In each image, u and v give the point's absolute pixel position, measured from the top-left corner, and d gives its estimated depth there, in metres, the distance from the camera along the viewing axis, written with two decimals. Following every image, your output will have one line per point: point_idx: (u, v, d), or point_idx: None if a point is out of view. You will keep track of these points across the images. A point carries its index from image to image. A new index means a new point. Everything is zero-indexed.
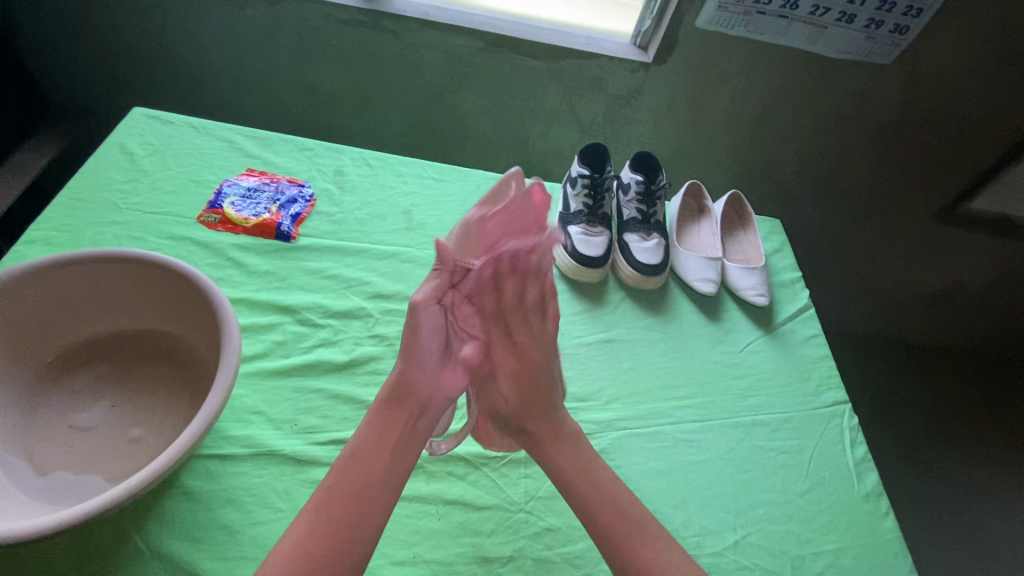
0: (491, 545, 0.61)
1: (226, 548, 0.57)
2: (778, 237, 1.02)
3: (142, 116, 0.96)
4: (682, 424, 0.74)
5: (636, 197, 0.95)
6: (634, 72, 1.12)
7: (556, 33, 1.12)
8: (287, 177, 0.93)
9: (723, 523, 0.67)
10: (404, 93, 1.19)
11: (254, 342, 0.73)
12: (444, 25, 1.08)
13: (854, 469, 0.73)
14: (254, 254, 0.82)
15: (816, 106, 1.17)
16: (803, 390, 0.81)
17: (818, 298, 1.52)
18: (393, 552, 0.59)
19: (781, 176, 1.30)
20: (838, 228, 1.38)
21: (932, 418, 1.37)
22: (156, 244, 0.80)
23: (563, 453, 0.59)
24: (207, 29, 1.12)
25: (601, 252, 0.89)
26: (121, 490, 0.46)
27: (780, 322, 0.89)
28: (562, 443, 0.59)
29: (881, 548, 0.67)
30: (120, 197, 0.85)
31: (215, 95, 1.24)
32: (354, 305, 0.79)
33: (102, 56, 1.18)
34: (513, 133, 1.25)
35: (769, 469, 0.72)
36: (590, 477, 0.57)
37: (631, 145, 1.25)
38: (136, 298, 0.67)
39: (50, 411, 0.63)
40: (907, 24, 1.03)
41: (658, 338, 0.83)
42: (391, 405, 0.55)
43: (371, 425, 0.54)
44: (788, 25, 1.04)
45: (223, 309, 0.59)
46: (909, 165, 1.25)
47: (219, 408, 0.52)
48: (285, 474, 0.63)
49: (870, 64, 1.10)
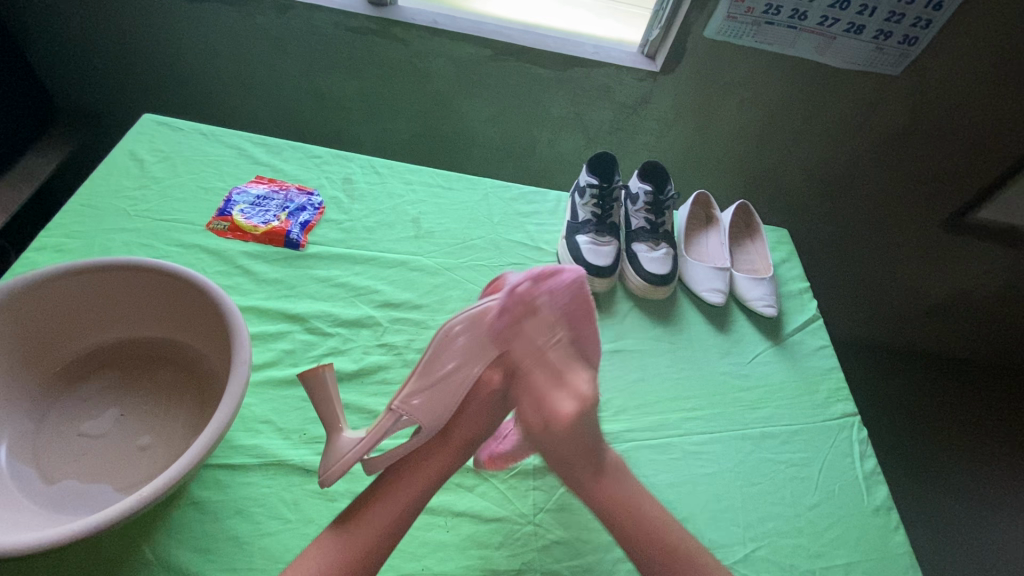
0: (499, 558, 0.61)
1: (234, 560, 0.57)
2: (785, 247, 1.02)
3: (152, 123, 0.97)
4: (691, 435, 0.74)
5: (645, 207, 0.95)
6: (642, 80, 1.12)
7: (564, 41, 1.12)
8: (295, 184, 0.93)
9: (733, 536, 0.67)
10: (412, 99, 1.19)
11: (263, 350, 0.73)
12: (453, 33, 1.08)
13: (864, 482, 0.73)
14: (264, 262, 0.82)
15: (825, 116, 1.17)
16: (812, 402, 0.80)
17: (824, 307, 1.52)
18: (402, 565, 0.59)
19: (788, 184, 1.30)
20: (844, 238, 1.38)
21: (939, 429, 1.37)
22: (166, 251, 0.80)
23: (609, 490, 0.58)
24: (217, 35, 1.12)
25: (668, 268, 0.90)
26: (131, 502, 0.46)
27: (789, 333, 0.89)
28: (609, 478, 0.59)
29: (892, 563, 0.67)
30: (129, 204, 0.85)
31: (223, 102, 1.24)
32: (362, 314, 0.79)
33: (110, 61, 1.18)
34: (521, 141, 1.25)
35: (779, 482, 0.72)
36: (629, 502, 0.58)
37: (637, 153, 1.25)
38: (147, 306, 0.67)
39: (59, 419, 0.63)
40: (916, 35, 1.03)
41: (666, 349, 0.83)
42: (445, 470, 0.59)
43: (421, 478, 0.57)
44: (797, 35, 1.04)
45: (234, 319, 0.59)
46: (917, 174, 1.25)
47: (228, 421, 0.52)
48: (294, 484, 0.63)
49: (878, 74, 1.10)
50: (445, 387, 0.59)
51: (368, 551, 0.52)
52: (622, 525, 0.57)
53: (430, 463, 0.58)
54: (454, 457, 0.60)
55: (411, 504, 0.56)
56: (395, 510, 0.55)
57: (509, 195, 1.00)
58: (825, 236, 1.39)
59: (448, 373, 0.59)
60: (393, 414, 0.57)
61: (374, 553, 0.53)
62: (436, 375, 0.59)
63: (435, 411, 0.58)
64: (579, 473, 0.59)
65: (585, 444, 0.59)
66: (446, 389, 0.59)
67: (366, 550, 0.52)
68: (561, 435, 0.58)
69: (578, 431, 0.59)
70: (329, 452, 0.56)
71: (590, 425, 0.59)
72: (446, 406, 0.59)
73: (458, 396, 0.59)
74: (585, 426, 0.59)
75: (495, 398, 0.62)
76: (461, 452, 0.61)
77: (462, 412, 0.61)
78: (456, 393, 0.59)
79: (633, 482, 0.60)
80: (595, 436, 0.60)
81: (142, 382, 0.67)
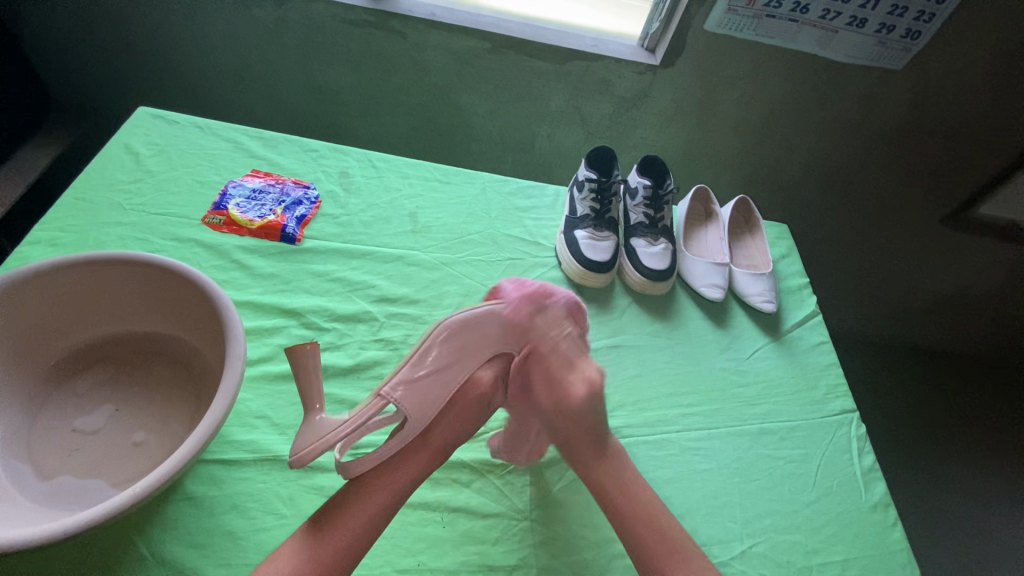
0: (495, 553, 0.61)
1: (229, 555, 0.57)
2: (785, 242, 1.02)
3: (147, 116, 0.96)
4: (689, 431, 0.74)
5: (643, 202, 0.94)
6: (642, 74, 1.11)
7: (563, 34, 1.11)
8: (292, 178, 0.93)
9: (730, 532, 0.66)
10: (411, 92, 1.18)
11: (259, 345, 0.72)
12: (451, 25, 1.07)
13: (862, 478, 0.73)
14: (259, 257, 0.81)
15: (826, 110, 1.16)
16: (811, 398, 0.80)
17: (824, 303, 1.51)
18: (397, 560, 0.59)
19: (788, 179, 1.29)
20: (845, 233, 1.37)
21: (938, 425, 1.36)
22: (161, 246, 0.80)
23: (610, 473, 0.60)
24: (213, 28, 1.11)
25: (666, 264, 0.89)
26: (122, 500, 0.46)
27: (788, 329, 0.88)
28: (606, 460, 0.61)
29: (888, 559, 0.67)
30: (124, 197, 0.84)
31: (219, 95, 1.23)
32: (359, 309, 0.78)
33: (106, 54, 1.17)
34: (520, 135, 1.24)
35: (777, 478, 0.72)
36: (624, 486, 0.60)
37: (636, 147, 1.24)
38: (140, 301, 0.67)
39: (54, 414, 0.63)
40: (919, 29, 1.02)
41: (664, 345, 0.83)
42: (428, 466, 0.59)
43: (402, 477, 0.57)
44: (799, 28, 1.03)
45: (228, 314, 0.58)
46: (918, 169, 1.24)
47: (224, 416, 0.51)
48: (290, 479, 0.63)
49: (880, 68, 1.09)
50: (433, 384, 0.58)
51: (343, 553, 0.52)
52: (616, 512, 0.59)
53: (409, 464, 0.57)
54: (436, 455, 0.59)
55: (389, 503, 0.56)
56: (371, 513, 0.54)
57: (508, 189, 0.99)
58: (826, 232, 1.38)
59: (440, 368, 0.59)
60: (380, 400, 0.56)
61: (348, 554, 0.52)
62: (423, 368, 0.58)
63: (426, 406, 0.58)
64: (583, 455, 0.61)
65: (592, 420, 0.61)
66: (434, 384, 0.58)
67: (340, 551, 0.52)
68: (571, 410, 0.60)
69: (588, 414, 0.60)
70: (304, 434, 0.54)
71: (600, 406, 0.61)
72: (433, 399, 0.58)
73: (444, 396, 0.59)
74: (594, 411, 0.61)
75: (478, 401, 0.61)
76: (440, 454, 0.60)
77: (445, 412, 0.60)
78: (446, 384, 0.59)
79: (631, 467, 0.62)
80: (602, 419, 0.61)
81: (137, 377, 0.67)
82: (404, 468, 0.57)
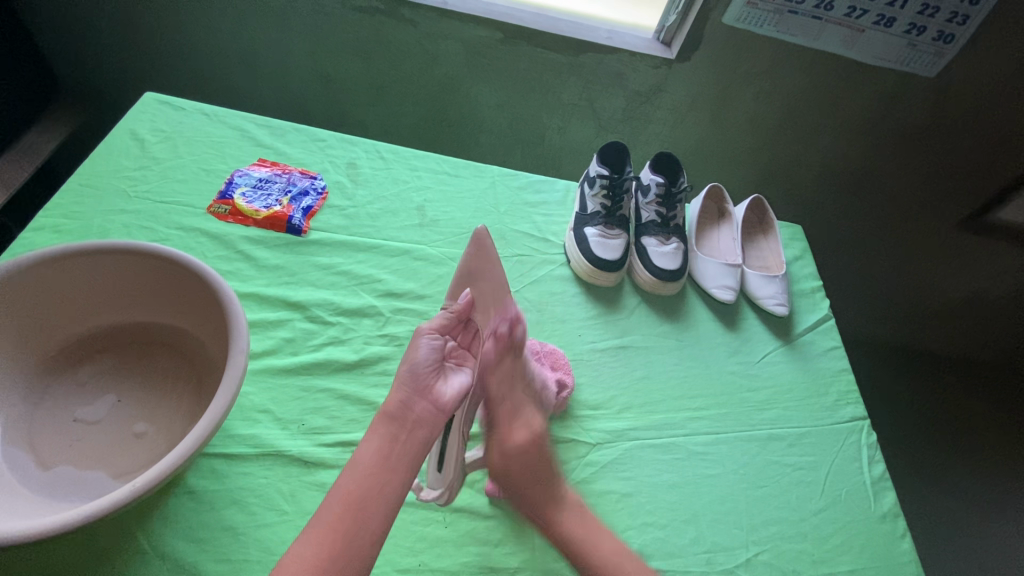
0: (498, 555, 0.60)
1: (229, 551, 0.56)
2: (799, 243, 1.00)
3: (153, 101, 0.95)
4: (696, 436, 0.72)
5: (656, 199, 0.92)
6: (657, 68, 1.09)
7: (578, 26, 1.09)
8: (299, 168, 0.91)
9: (735, 539, 0.65)
10: (420, 83, 1.17)
11: (263, 338, 0.72)
12: (462, 14, 1.05)
13: (871, 488, 0.72)
14: (265, 248, 0.80)
15: (844, 109, 1.13)
16: (820, 405, 0.79)
17: (834, 303, 1.50)
18: (399, 559, 0.58)
19: (802, 177, 1.27)
20: (859, 233, 1.35)
21: (944, 432, 1.35)
22: (166, 235, 0.79)
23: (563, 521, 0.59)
24: (220, 11, 1.09)
25: (676, 265, 0.87)
26: (114, 498, 0.44)
27: (799, 332, 0.87)
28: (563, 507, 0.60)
29: (896, 571, 0.66)
30: (129, 185, 0.83)
31: (229, 82, 1.22)
32: (365, 304, 0.77)
33: (113, 36, 1.16)
34: (531, 128, 1.22)
35: (784, 485, 0.70)
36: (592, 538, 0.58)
37: (649, 142, 1.22)
38: (145, 291, 0.66)
39: (54, 403, 0.62)
40: (952, 32, 1.00)
41: (672, 346, 0.82)
42: (390, 415, 0.53)
43: (373, 435, 0.52)
44: (822, 26, 1.00)
45: (232, 307, 0.57)
46: (937, 170, 1.21)
47: (225, 409, 0.50)
48: (292, 475, 0.62)
49: (908, 71, 1.06)
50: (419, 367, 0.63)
51: (368, 520, 0.47)
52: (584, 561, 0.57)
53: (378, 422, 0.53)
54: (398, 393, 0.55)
55: (374, 470, 0.49)
56: (376, 469, 0.50)
57: (517, 183, 0.98)
58: (839, 234, 1.36)
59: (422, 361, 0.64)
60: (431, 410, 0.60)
61: (375, 519, 0.47)
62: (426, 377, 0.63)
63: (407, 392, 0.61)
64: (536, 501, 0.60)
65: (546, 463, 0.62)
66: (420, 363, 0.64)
67: (361, 520, 0.47)
68: (526, 452, 0.61)
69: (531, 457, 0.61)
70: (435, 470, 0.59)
71: (542, 457, 0.62)
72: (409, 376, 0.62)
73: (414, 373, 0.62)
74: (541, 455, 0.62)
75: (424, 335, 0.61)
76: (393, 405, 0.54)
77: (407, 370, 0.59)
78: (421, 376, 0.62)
79: (585, 517, 0.60)
80: (552, 467, 0.63)
81: (140, 368, 0.66)
82: (368, 438, 0.52)
